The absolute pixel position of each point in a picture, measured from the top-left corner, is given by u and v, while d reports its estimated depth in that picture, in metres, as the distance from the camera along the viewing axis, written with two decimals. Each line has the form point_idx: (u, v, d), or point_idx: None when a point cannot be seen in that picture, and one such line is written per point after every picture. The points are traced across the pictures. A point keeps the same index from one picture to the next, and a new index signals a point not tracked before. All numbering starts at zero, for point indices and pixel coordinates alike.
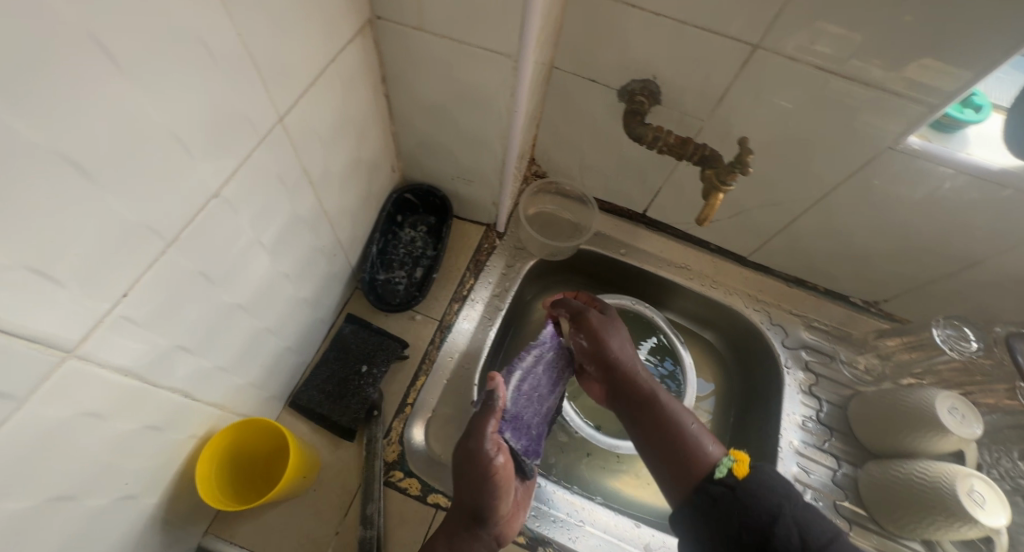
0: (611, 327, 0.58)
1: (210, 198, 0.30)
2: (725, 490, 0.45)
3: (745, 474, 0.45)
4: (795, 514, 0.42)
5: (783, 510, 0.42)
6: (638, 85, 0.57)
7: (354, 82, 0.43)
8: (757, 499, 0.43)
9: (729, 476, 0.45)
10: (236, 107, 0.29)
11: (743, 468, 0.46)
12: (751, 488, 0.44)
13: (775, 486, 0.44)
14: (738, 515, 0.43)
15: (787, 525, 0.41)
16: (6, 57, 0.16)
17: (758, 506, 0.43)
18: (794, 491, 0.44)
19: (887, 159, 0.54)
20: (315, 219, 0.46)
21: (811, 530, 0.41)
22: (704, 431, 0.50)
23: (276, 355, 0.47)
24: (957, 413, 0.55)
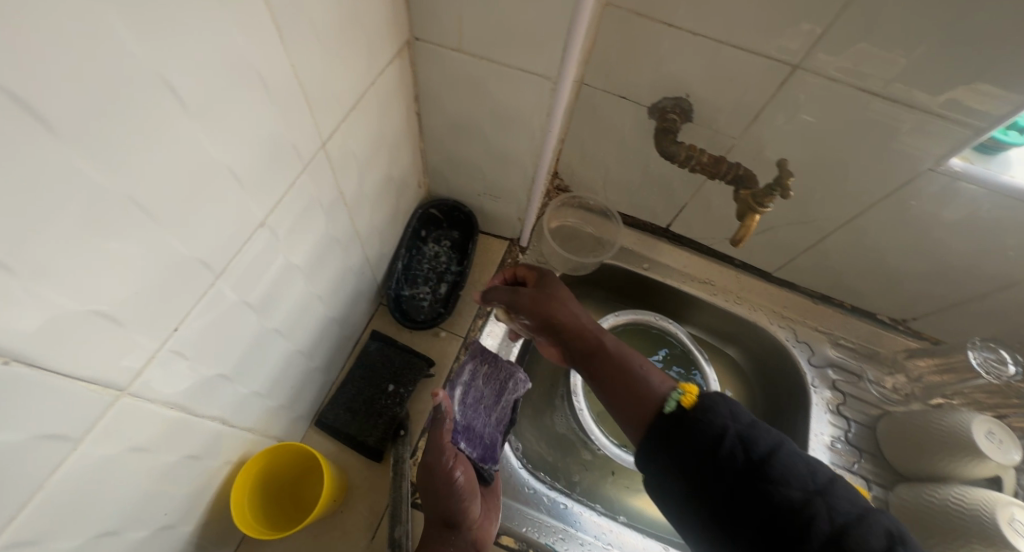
0: (545, 295, 0.53)
1: (256, 229, 0.31)
2: (671, 422, 0.40)
3: (693, 403, 0.40)
4: (741, 432, 0.38)
5: (727, 431, 0.38)
6: (670, 102, 0.56)
7: (390, 101, 0.45)
8: (702, 423, 0.39)
9: (678, 408, 0.40)
10: (284, 135, 0.30)
11: (692, 399, 0.41)
12: (698, 415, 0.39)
13: (719, 408, 0.39)
14: (684, 446, 0.39)
15: (732, 445, 0.37)
16: (79, 118, 0.18)
17: (702, 429, 0.38)
18: (740, 412, 0.39)
19: (925, 181, 0.52)
20: (347, 236, 0.47)
21: (756, 445, 0.37)
22: (652, 369, 0.46)
23: (306, 370, 0.49)
24: (994, 437, 0.56)
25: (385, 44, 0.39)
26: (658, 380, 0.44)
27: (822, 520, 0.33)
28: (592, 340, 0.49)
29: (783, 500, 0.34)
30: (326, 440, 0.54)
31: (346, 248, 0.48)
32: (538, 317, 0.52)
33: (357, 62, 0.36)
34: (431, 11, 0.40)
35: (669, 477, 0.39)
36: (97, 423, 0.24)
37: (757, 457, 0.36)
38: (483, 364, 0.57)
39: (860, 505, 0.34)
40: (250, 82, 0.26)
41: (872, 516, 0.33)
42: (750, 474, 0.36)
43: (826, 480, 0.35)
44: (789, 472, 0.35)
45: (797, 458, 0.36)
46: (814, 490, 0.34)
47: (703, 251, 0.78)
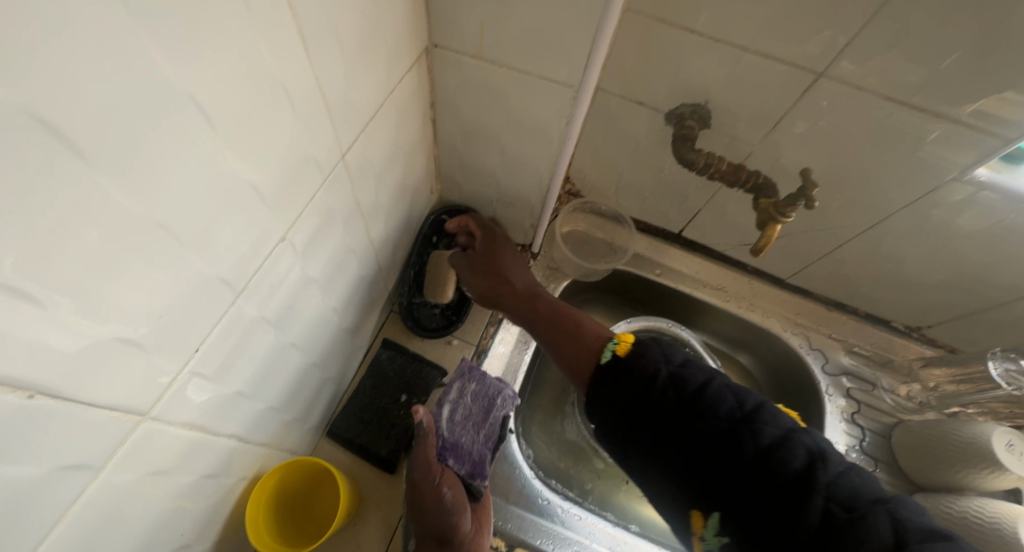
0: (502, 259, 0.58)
1: (277, 244, 0.30)
2: (610, 370, 0.43)
3: (625, 350, 0.44)
4: (672, 370, 0.40)
5: (659, 370, 0.40)
6: (688, 109, 0.55)
7: (407, 109, 0.44)
8: (636, 366, 0.42)
9: (612, 356, 0.44)
10: (306, 148, 0.30)
11: (627, 347, 0.44)
12: (631, 360, 0.43)
13: (651, 349, 0.43)
14: (622, 390, 0.41)
15: (663, 384, 0.39)
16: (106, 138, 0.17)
17: (637, 372, 0.41)
18: (672, 354, 0.42)
19: (949, 192, 0.51)
20: (362, 246, 0.46)
21: (687, 380, 0.39)
22: (591, 324, 0.51)
23: (319, 382, 0.48)
24: (1016, 449, 0.55)
25: (405, 52, 0.38)
26: (594, 333, 0.50)
27: (749, 443, 0.34)
28: (536, 302, 0.55)
29: (709, 427, 0.36)
30: (338, 451, 0.54)
31: (360, 258, 0.47)
32: (488, 283, 0.59)
33: (378, 72, 0.35)
34: (452, 18, 0.39)
35: (615, 423, 0.41)
36: (118, 449, 0.23)
37: (689, 391, 0.38)
38: (469, 380, 0.55)
39: (786, 428, 0.36)
40: (275, 95, 0.25)
41: (795, 437, 0.35)
42: (680, 406, 0.38)
43: (752, 407, 0.37)
44: (717, 402, 0.37)
45: (727, 390, 0.38)
46: (741, 419, 0.36)
47: (716, 258, 0.77)
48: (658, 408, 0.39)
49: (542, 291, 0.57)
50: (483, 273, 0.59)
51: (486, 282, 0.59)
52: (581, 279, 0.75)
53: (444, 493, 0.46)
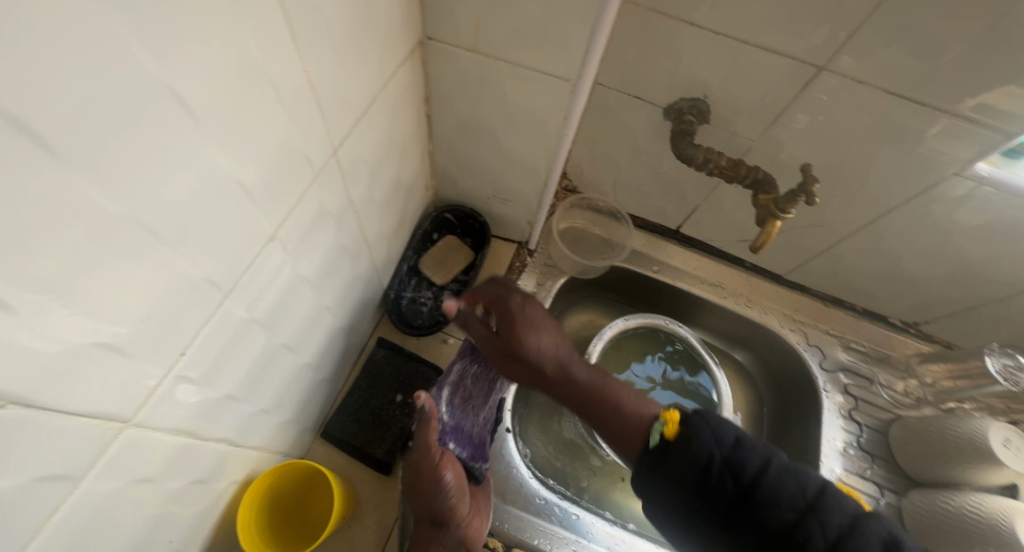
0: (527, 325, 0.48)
1: (266, 242, 0.29)
2: (658, 456, 0.41)
3: (675, 434, 0.41)
4: (726, 456, 0.39)
5: (714, 458, 0.39)
6: (687, 103, 0.55)
7: (401, 103, 0.43)
8: (689, 452, 0.40)
9: (662, 441, 0.42)
10: (295, 143, 0.29)
11: (674, 427, 0.42)
12: (682, 446, 0.40)
13: (702, 430, 0.40)
14: (675, 476, 0.40)
15: (720, 474, 0.38)
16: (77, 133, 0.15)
17: (689, 457, 0.40)
18: (724, 435, 0.40)
19: (948, 187, 0.51)
20: (355, 244, 0.45)
21: (742, 468, 0.38)
22: (633, 396, 0.46)
23: (313, 383, 0.47)
24: (1012, 445, 0.55)
25: (398, 44, 0.37)
26: (639, 412, 0.45)
27: (817, 538, 0.35)
28: (565, 374, 0.47)
29: (776, 521, 0.36)
30: (333, 452, 0.53)
31: (353, 257, 0.46)
32: (506, 355, 0.48)
33: (369, 64, 0.34)
34: (446, 9, 0.38)
35: (671, 514, 0.40)
36: (99, 458, 0.22)
37: (746, 481, 0.38)
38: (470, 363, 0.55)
39: (851, 513, 0.36)
40: (261, 88, 0.24)
41: (863, 523, 0.35)
42: (739, 498, 0.37)
43: (815, 492, 0.37)
44: (777, 491, 0.37)
45: (786, 475, 0.37)
46: (806, 507, 0.36)
47: (713, 254, 0.77)
48: (715, 499, 0.38)
49: (571, 358, 0.48)
50: (498, 341, 0.49)
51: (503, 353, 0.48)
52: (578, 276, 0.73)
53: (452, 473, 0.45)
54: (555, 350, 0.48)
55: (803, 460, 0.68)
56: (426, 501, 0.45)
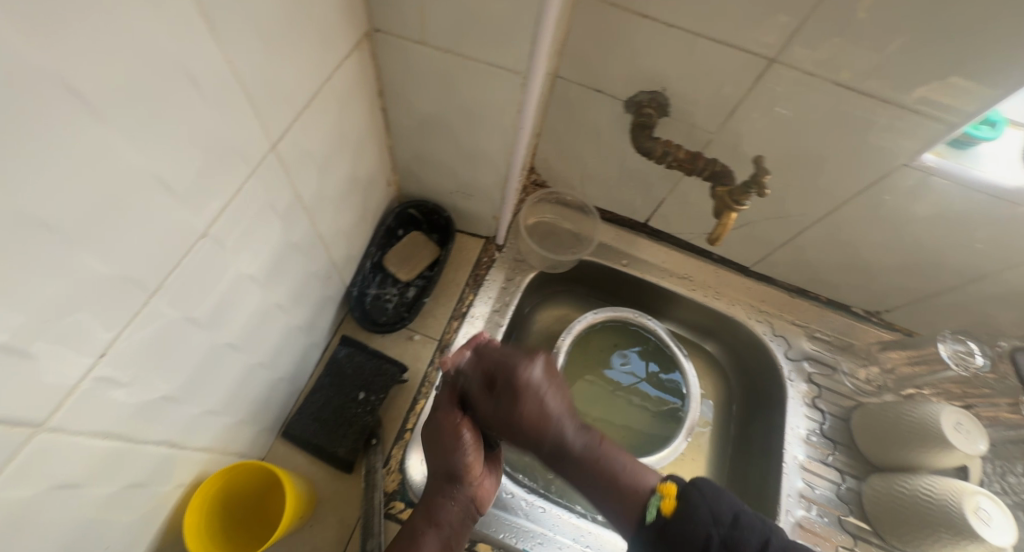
0: (535, 403, 0.45)
1: (198, 239, 0.29)
2: (656, 531, 0.46)
3: (672, 510, 0.46)
4: (723, 535, 0.44)
5: (711, 539, 0.44)
6: (646, 97, 0.55)
7: (350, 97, 0.42)
8: (686, 531, 0.45)
9: (659, 516, 0.46)
10: (223, 137, 0.28)
11: (669, 502, 0.47)
12: (680, 523, 0.45)
13: (700, 512, 0.45)
14: (673, 548, 0.45)
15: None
16: None
17: (688, 535, 0.45)
18: (720, 513, 0.45)
19: (898, 177, 0.52)
20: (308, 240, 0.45)
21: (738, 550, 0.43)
22: (631, 464, 0.50)
23: (269, 382, 0.47)
24: (963, 429, 0.56)
25: (341, 35, 0.36)
26: (636, 483, 0.48)
27: None
28: (567, 446, 0.47)
29: None
30: (295, 451, 0.53)
31: (306, 254, 0.45)
32: (508, 427, 0.46)
33: (307, 55, 0.33)
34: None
35: None
36: (10, 465, 0.21)
37: None
38: None
39: None
40: (174, 78, 0.23)
41: None
42: None
43: None
44: None
45: None
46: None
47: (681, 247, 0.77)
48: None
49: (573, 427, 0.48)
50: (503, 409, 0.46)
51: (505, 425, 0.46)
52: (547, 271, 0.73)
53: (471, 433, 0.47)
54: (559, 422, 0.47)
55: (767, 448, 0.70)
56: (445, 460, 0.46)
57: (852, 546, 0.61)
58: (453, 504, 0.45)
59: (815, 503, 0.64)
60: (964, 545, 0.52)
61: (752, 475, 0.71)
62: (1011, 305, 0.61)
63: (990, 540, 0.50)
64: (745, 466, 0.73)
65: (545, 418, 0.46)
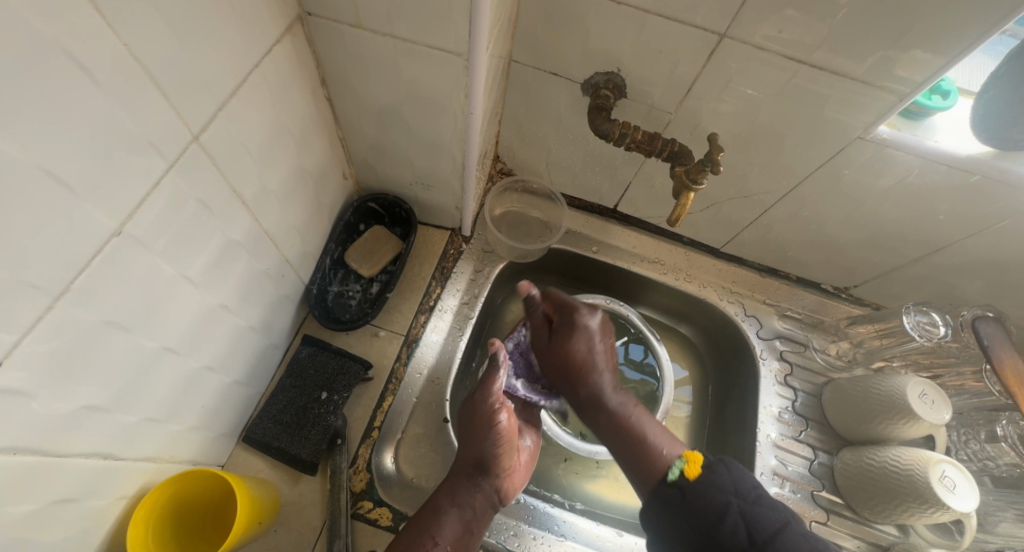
0: (582, 333, 0.57)
1: (110, 237, 0.27)
2: (677, 491, 0.47)
3: (695, 475, 0.47)
4: (742, 509, 0.43)
5: (729, 508, 0.43)
6: (602, 78, 0.54)
7: (287, 86, 0.40)
8: (709, 494, 0.45)
9: (681, 478, 0.47)
10: (130, 128, 0.26)
11: (693, 468, 0.48)
12: (701, 488, 0.46)
13: (725, 484, 0.45)
14: (691, 514, 0.45)
15: (733, 523, 0.43)
16: None
17: (710, 499, 0.45)
18: (742, 484, 0.45)
19: (855, 150, 0.51)
20: (254, 237, 0.43)
21: (757, 526, 0.42)
22: (664, 439, 0.52)
23: (222, 386, 0.45)
24: (928, 399, 0.57)
25: (268, 18, 0.34)
26: (662, 448, 0.51)
27: None
28: (601, 397, 0.55)
29: None
30: (256, 455, 0.51)
31: (253, 252, 0.43)
32: (561, 357, 0.58)
33: (227, 40, 0.31)
34: None
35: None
36: None
37: (758, 537, 0.41)
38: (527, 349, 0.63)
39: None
40: (58, 65, 0.21)
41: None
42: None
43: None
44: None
45: (802, 541, 0.41)
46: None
47: (651, 231, 0.77)
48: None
49: (610, 383, 0.56)
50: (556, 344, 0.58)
51: (554, 355, 0.58)
52: (516, 261, 0.73)
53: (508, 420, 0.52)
54: (597, 374, 0.56)
55: (740, 427, 0.70)
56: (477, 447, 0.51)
57: (825, 520, 0.62)
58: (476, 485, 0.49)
59: (789, 480, 0.64)
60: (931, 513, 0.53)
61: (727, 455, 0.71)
62: (972, 274, 0.62)
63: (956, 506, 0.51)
64: (720, 445, 0.73)
65: (587, 358, 0.56)
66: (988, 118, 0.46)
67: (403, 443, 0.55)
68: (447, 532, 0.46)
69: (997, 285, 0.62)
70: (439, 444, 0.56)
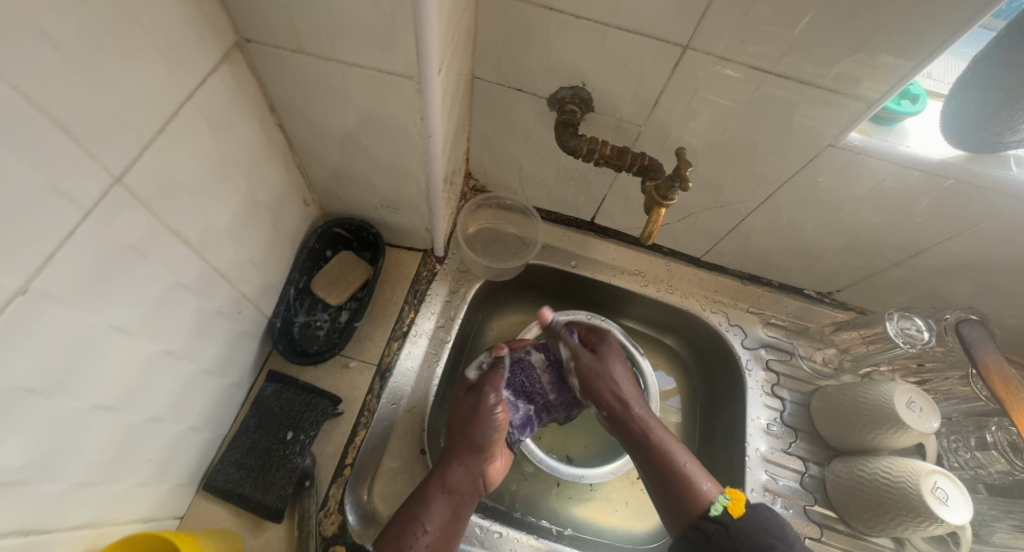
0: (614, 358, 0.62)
1: (15, 296, 0.24)
2: (721, 527, 0.49)
3: (740, 513, 0.49)
4: None
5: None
6: (568, 92, 0.52)
7: (229, 116, 0.38)
8: (754, 530, 0.48)
9: (725, 515, 0.49)
10: (30, 176, 0.23)
11: (738, 506, 0.50)
12: (746, 528, 0.48)
13: (770, 528, 0.48)
14: None
15: None
16: None
17: (755, 535, 0.47)
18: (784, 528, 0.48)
19: (827, 158, 0.50)
20: (203, 277, 0.40)
21: None
22: (700, 472, 0.53)
23: (174, 436, 0.42)
24: (916, 407, 0.56)
25: (198, 47, 0.32)
26: (701, 487, 0.51)
27: None
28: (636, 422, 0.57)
29: None
30: (219, 504, 0.48)
31: (202, 291, 0.41)
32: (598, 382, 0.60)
33: (149, 74, 0.29)
34: (253, 7, 0.33)
35: None
36: None
37: None
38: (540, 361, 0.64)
39: None
40: None
41: None
42: None
43: None
44: None
45: None
46: None
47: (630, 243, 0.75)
48: None
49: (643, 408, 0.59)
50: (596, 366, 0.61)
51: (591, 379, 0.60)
52: (493, 280, 0.71)
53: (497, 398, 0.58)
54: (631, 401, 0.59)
55: (730, 442, 0.68)
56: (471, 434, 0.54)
57: (819, 536, 0.60)
58: (466, 472, 0.52)
59: (780, 496, 0.62)
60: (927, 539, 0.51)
61: (717, 471, 0.69)
62: (952, 276, 0.61)
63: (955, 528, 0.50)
64: (710, 460, 0.71)
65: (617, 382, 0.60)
66: (955, 121, 0.45)
67: (378, 480, 0.53)
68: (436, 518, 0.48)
69: (976, 286, 0.61)
70: (416, 479, 0.54)
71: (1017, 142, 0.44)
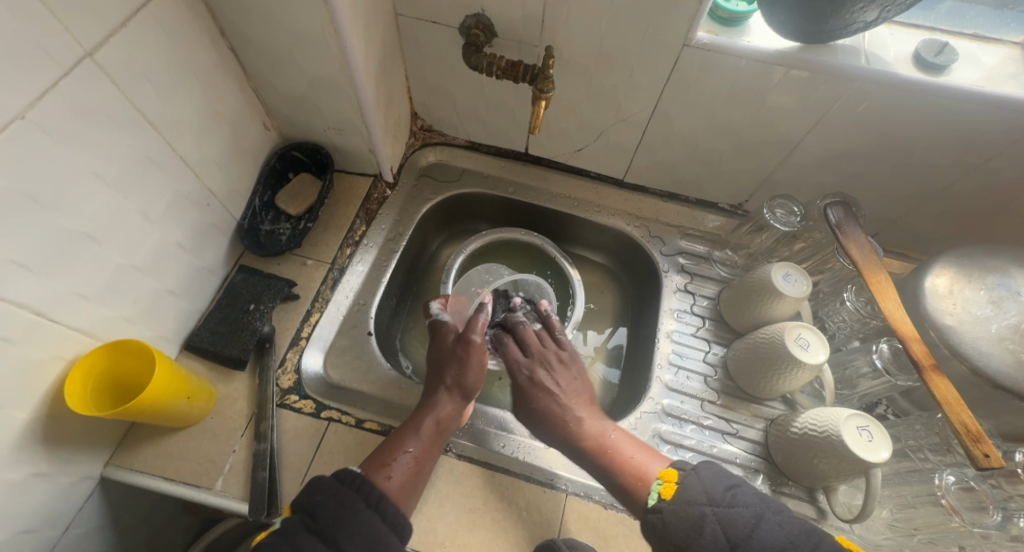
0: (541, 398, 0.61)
1: (15, 118, 0.35)
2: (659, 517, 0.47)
3: (671, 493, 0.48)
4: (716, 513, 0.44)
5: (705, 517, 0.44)
6: (472, 20, 0.62)
7: (181, 30, 0.49)
8: (683, 516, 0.45)
9: (660, 500, 0.48)
10: (25, 34, 0.34)
11: (670, 487, 0.48)
12: (678, 506, 0.46)
13: (698, 485, 0.47)
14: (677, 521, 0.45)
15: (712, 532, 0.43)
16: None
17: (683, 521, 0.45)
18: (714, 492, 0.45)
19: (688, 57, 0.59)
20: (168, 162, 0.52)
21: (733, 526, 0.43)
22: (639, 452, 0.54)
23: (153, 291, 0.54)
24: (790, 277, 0.64)
25: None
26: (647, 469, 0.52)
27: None
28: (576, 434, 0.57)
29: None
30: (196, 360, 0.60)
31: (169, 174, 0.52)
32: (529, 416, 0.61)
33: None
34: None
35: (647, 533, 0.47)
36: None
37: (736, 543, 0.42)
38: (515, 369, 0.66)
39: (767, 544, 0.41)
40: None
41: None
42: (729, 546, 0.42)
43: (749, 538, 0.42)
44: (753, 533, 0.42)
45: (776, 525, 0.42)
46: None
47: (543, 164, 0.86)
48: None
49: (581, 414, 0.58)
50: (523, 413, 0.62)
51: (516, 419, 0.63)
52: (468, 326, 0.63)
53: (481, 340, 0.62)
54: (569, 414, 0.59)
55: (648, 331, 0.77)
56: (459, 377, 0.59)
57: (715, 401, 0.68)
58: (452, 408, 0.58)
59: (684, 369, 0.71)
60: (828, 454, 0.54)
61: (636, 361, 0.78)
62: (826, 169, 0.69)
63: (839, 420, 0.53)
64: (634, 355, 0.80)
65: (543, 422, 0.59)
66: (781, 19, 0.54)
67: (330, 352, 0.64)
68: (412, 446, 0.53)
69: (852, 176, 0.69)
70: (362, 352, 0.65)
71: (839, 30, 0.52)
